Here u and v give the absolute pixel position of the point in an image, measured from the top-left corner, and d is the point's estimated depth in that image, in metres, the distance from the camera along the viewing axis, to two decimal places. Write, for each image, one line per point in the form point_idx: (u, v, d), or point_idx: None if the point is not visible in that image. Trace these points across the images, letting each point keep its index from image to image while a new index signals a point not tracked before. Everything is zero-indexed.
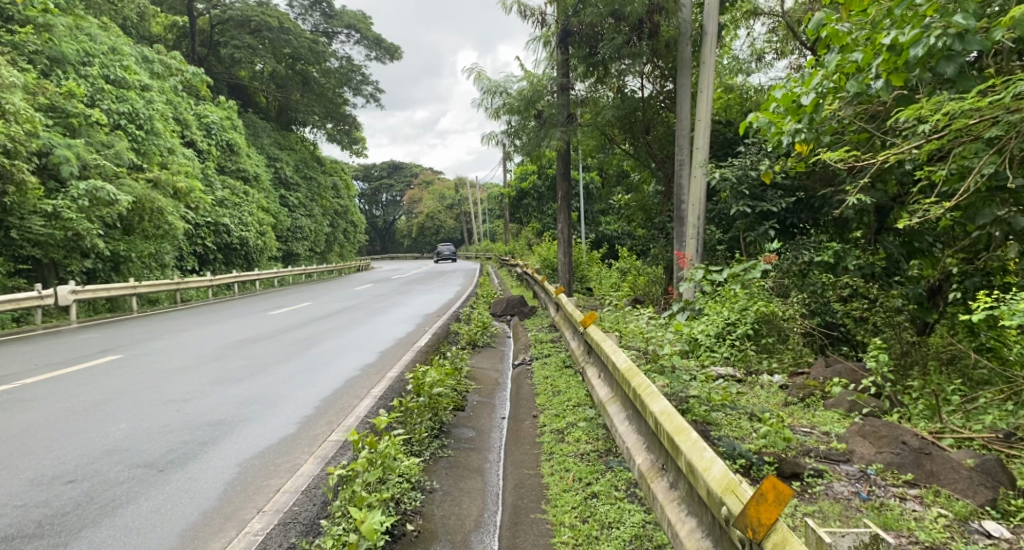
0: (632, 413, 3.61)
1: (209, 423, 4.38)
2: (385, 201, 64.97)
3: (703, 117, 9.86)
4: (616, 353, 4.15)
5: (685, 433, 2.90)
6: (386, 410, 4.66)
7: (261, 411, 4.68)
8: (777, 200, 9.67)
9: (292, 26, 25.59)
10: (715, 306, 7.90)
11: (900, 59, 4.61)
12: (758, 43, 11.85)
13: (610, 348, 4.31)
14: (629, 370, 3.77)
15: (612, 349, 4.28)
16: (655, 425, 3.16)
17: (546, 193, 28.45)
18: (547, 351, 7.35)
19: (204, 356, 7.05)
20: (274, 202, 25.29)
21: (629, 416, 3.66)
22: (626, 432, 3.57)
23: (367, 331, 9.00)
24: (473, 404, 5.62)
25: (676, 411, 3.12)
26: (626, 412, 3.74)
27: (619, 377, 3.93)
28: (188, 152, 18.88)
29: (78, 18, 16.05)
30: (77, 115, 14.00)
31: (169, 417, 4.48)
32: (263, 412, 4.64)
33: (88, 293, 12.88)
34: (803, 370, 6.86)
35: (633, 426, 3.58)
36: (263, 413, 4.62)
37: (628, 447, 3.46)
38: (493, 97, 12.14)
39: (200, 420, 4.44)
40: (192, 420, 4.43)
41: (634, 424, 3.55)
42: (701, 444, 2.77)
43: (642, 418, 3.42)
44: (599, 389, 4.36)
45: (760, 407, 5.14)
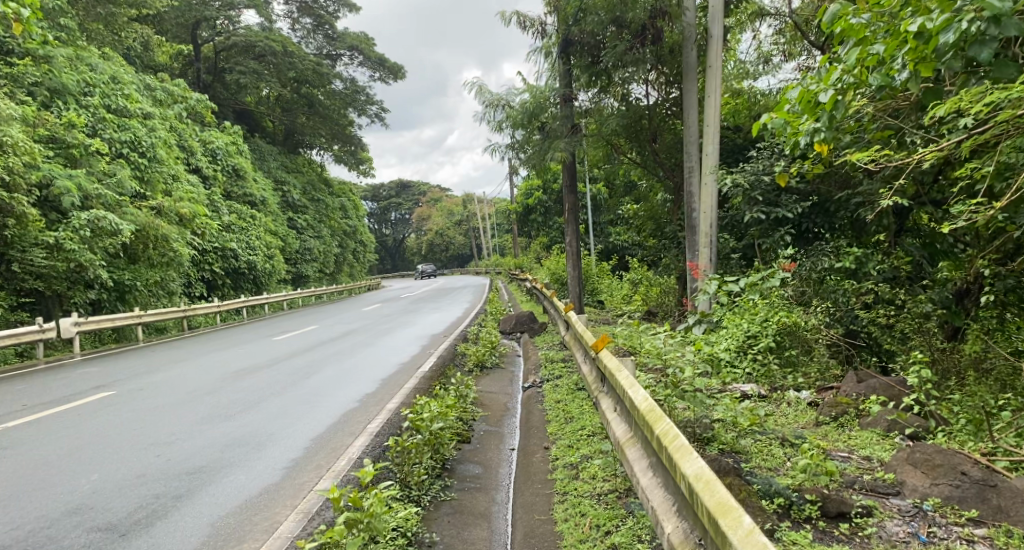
0: (657, 466, 3.04)
1: (187, 472, 4.04)
2: (394, 220, 64.90)
3: (711, 123, 9.54)
4: (635, 388, 3.60)
5: (733, 515, 2.30)
6: (382, 450, 4.29)
7: (248, 453, 4.35)
8: (793, 205, 9.26)
9: (295, 50, 25.55)
10: (733, 318, 7.46)
11: (929, 48, 4.20)
12: (764, 45, 11.48)
13: (628, 381, 3.78)
14: (652, 412, 3.20)
15: (630, 382, 3.74)
16: (688, 492, 2.58)
17: (553, 207, 28.14)
18: (558, 372, 6.96)
19: (200, 388, 6.73)
20: (282, 225, 25.14)
21: (653, 467, 3.11)
22: (650, 488, 3.02)
23: (372, 356, 8.65)
24: (479, 437, 5.20)
25: (715, 476, 2.53)
26: (648, 461, 3.19)
27: (638, 416, 3.41)
28: (193, 178, 18.75)
29: (79, 49, 15.98)
30: (77, 146, 13.83)
31: (145, 465, 4.16)
32: (250, 456, 4.30)
33: (91, 324, 12.62)
34: (831, 385, 6.48)
35: (658, 480, 3.02)
36: (249, 457, 4.28)
37: (653, 507, 2.91)
38: (495, 110, 11.84)
39: (179, 468, 4.11)
40: (169, 469, 4.10)
41: (661, 479, 2.99)
42: (757, 537, 2.16)
43: (669, 475, 2.86)
44: (616, 426, 3.82)
45: (791, 430, 4.72)
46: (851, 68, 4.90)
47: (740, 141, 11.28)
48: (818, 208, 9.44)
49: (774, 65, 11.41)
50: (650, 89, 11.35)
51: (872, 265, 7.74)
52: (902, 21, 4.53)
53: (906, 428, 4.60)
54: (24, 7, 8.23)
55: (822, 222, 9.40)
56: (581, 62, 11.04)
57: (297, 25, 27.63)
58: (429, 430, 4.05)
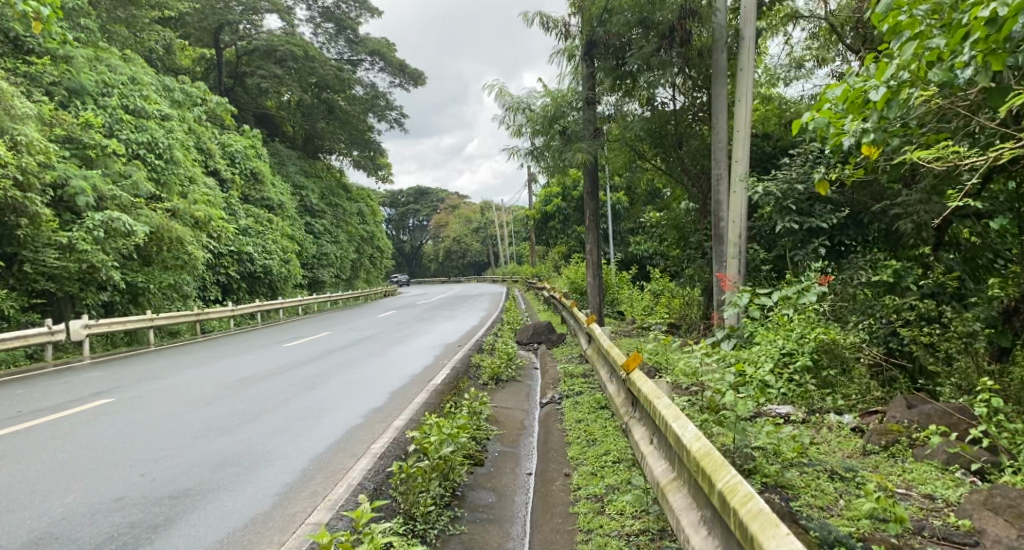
0: (716, 525, 2.55)
1: (170, 496, 3.71)
2: (412, 226, 64.71)
3: (742, 128, 9.07)
4: (681, 423, 3.12)
5: None
6: (384, 476, 3.92)
7: (237, 476, 3.99)
8: (827, 215, 8.76)
9: (316, 55, 25.42)
10: (767, 334, 6.97)
11: (1003, 35, 3.75)
12: (796, 50, 11.03)
13: (671, 413, 3.30)
14: (709, 458, 2.70)
15: (674, 415, 3.26)
16: None
17: (572, 215, 27.73)
18: (578, 388, 6.53)
19: (202, 398, 6.40)
20: (299, 229, 24.98)
21: (708, 524, 2.62)
22: None
23: (382, 366, 8.28)
24: (493, 460, 4.78)
25: None
26: (703, 515, 2.70)
27: (687, 458, 2.93)
28: (210, 181, 18.58)
29: (98, 49, 15.86)
30: (94, 147, 13.64)
31: (126, 487, 3.83)
32: (239, 479, 3.94)
33: (102, 327, 12.36)
34: (874, 408, 6.00)
35: (719, 544, 2.51)
36: (238, 481, 3.93)
37: None
38: (515, 113, 11.46)
39: (162, 491, 3.78)
40: (150, 492, 3.76)
41: (721, 543, 2.49)
42: None
43: (736, 543, 2.35)
44: (655, 464, 3.35)
45: (840, 462, 4.27)
46: (908, 63, 4.45)
47: (770, 149, 10.80)
48: (852, 218, 8.98)
49: (806, 71, 10.91)
50: (676, 94, 10.92)
51: (912, 279, 7.29)
52: (968, 11, 4.08)
53: (970, 462, 4.12)
54: (41, 4, 8.00)
55: (856, 234, 8.93)
56: (606, 64, 10.65)
57: (319, 30, 27.61)
58: (438, 455, 3.69)
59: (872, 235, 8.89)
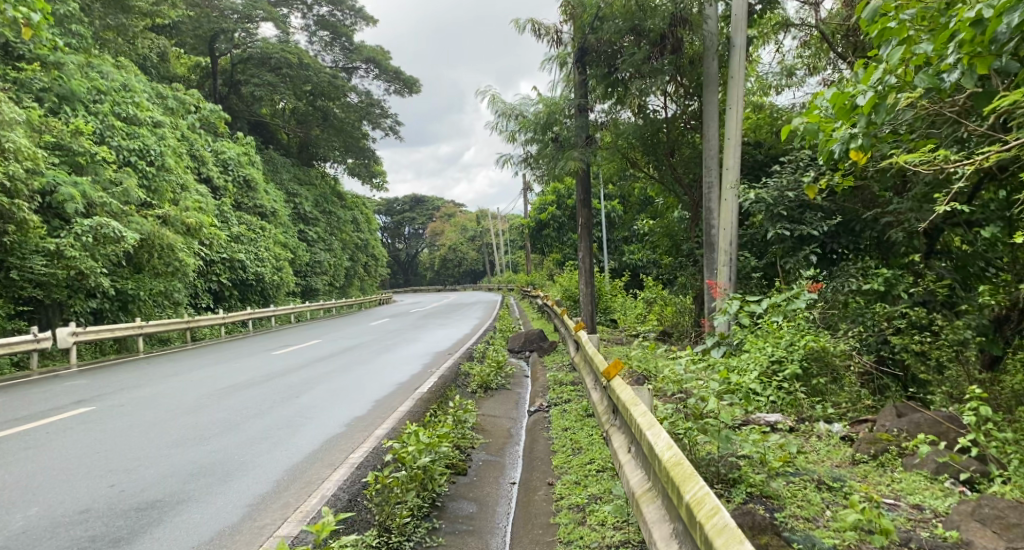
0: (686, 538, 2.47)
1: (136, 509, 3.62)
2: (407, 234, 64.60)
3: (733, 135, 9.03)
4: (655, 431, 3.05)
5: None
6: (360, 487, 3.84)
7: (208, 487, 3.91)
8: (818, 222, 8.75)
9: (311, 62, 25.36)
10: (756, 341, 6.93)
11: (987, 37, 3.72)
12: (788, 59, 10.99)
13: (647, 422, 3.22)
14: (680, 469, 2.62)
15: (649, 423, 3.18)
16: None
17: (567, 223, 27.68)
18: (566, 396, 6.45)
19: (184, 406, 6.31)
20: (292, 237, 24.88)
21: (679, 537, 2.54)
22: None
23: (369, 374, 8.19)
24: (476, 469, 4.69)
25: None
26: (674, 528, 2.62)
27: (659, 468, 2.84)
28: (203, 188, 18.46)
29: (90, 56, 15.77)
30: (84, 153, 13.49)
31: (92, 499, 3.74)
32: (209, 490, 3.86)
33: (89, 334, 12.16)
34: (864, 417, 5.95)
35: None
36: (209, 492, 3.84)
37: None
38: (507, 120, 11.37)
39: (128, 503, 3.69)
40: (117, 504, 3.68)
41: None
42: None
43: None
44: (632, 474, 3.27)
45: (828, 471, 4.21)
46: (894, 67, 4.45)
47: (762, 156, 10.81)
48: (844, 226, 8.94)
49: (798, 79, 10.92)
50: (668, 102, 10.94)
51: (903, 286, 7.25)
52: (954, 15, 4.06)
53: (959, 472, 4.04)
54: (33, 8, 7.93)
55: (848, 242, 8.88)
56: (597, 71, 10.64)
57: (314, 38, 27.65)
58: (415, 465, 3.64)
59: (864, 243, 8.85)
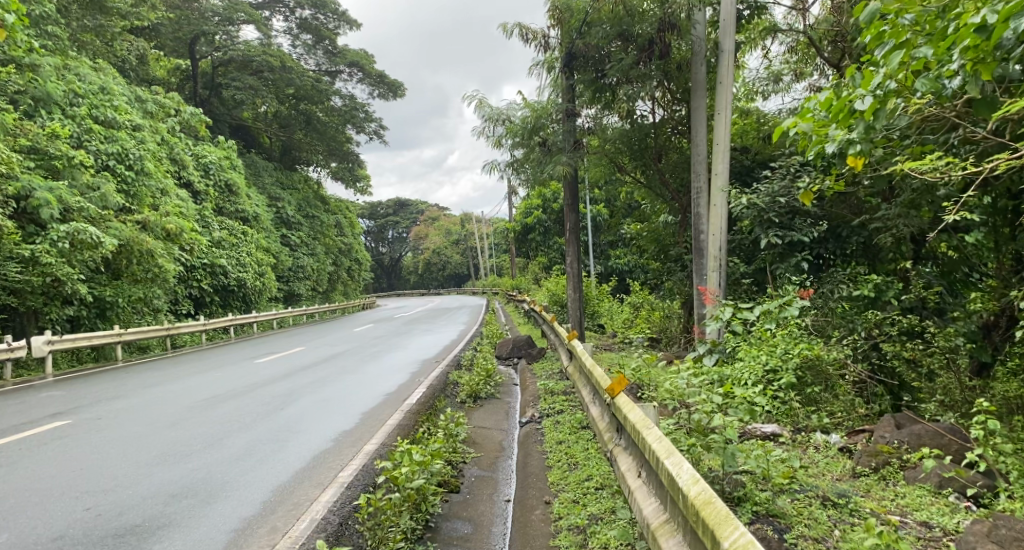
0: None
1: (115, 534, 3.44)
2: (391, 238, 64.19)
3: (722, 140, 8.97)
4: (675, 461, 2.93)
5: None
6: (351, 509, 3.68)
7: (191, 509, 3.73)
8: (808, 228, 8.72)
9: (293, 65, 25.05)
10: (749, 349, 6.85)
11: (992, 43, 3.68)
12: (775, 64, 10.97)
13: (663, 449, 3.10)
14: (712, 509, 2.49)
15: (666, 450, 3.06)
16: None
17: (552, 228, 27.61)
18: (559, 406, 6.33)
19: (165, 419, 6.08)
20: (275, 242, 24.54)
21: None
22: None
23: (356, 383, 7.99)
24: (470, 486, 4.55)
25: None
26: None
27: (683, 504, 2.72)
28: (183, 193, 18.11)
29: (66, 58, 15.38)
30: (60, 158, 13.11)
31: (67, 524, 3.55)
32: (193, 513, 3.67)
33: (65, 343, 11.80)
34: (860, 427, 5.94)
35: None
36: (192, 515, 3.66)
37: None
38: (495, 125, 11.22)
39: (107, 528, 3.51)
40: (93, 530, 3.48)
41: None
42: None
43: None
44: (645, 502, 3.15)
45: (831, 488, 4.19)
46: (895, 71, 4.41)
47: (750, 162, 10.76)
48: (831, 231, 8.94)
49: (785, 85, 10.92)
50: (656, 107, 10.89)
51: (893, 293, 7.24)
52: (956, 20, 4.03)
53: (965, 486, 4.08)
54: (9, 9, 7.64)
55: (835, 247, 8.90)
56: (585, 76, 10.59)
57: (297, 41, 27.35)
58: (408, 486, 3.48)
59: (851, 250, 8.87)
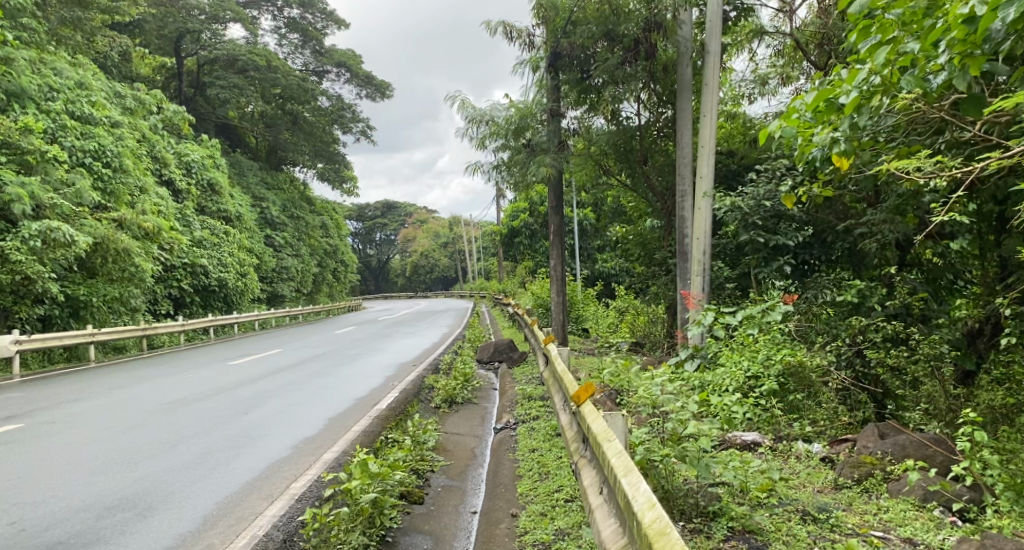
0: None
1: None
2: (378, 241, 63.77)
3: (707, 143, 8.83)
4: (632, 480, 2.73)
5: None
6: (297, 525, 3.49)
7: (123, 525, 3.51)
8: (793, 233, 8.60)
9: (279, 65, 24.72)
10: (731, 355, 6.70)
11: (979, 34, 3.55)
12: (762, 68, 10.85)
13: (622, 465, 2.91)
14: (665, 540, 2.27)
15: (625, 468, 2.87)
16: None
17: (539, 231, 27.47)
18: (535, 412, 6.13)
19: (121, 423, 5.84)
20: (258, 242, 24.18)
21: None
22: None
23: (327, 386, 7.77)
24: (434, 496, 4.35)
25: None
26: None
27: (639, 533, 2.50)
28: (163, 191, 17.70)
29: (42, 51, 14.92)
30: (33, 152, 12.63)
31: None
32: (125, 529, 3.46)
33: (34, 343, 11.34)
34: (844, 436, 5.80)
35: None
36: (124, 531, 3.44)
37: None
38: (478, 125, 10.98)
39: (32, 543, 3.30)
40: (13, 546, 3.26)
41: None
42: None
43: None
44: (604, 522, 2.95)
45: (813, 501, 4.05)
46: (880, 68, 4.31)
47: (736, 167, 10.63)
48: (816, 237, 8.83)
49: (771, 88, 10.78)
50: (641, 109, 10.71)
51: (877, 298, 7.08)
52: (942, 15, 3.92)
53: (951, 501, 3.96)
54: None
55: (820, 253, 8.78)
56: (570, 76, 10.41)
57: (284, 40, 27.03)
58: (361, 499, 3.33)
59: (836, 256, 8.76)
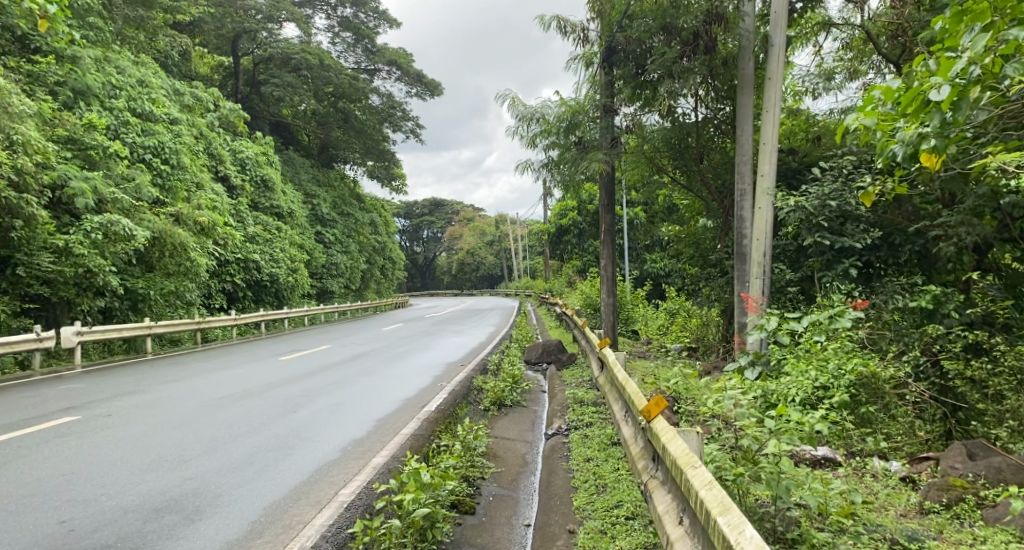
0: None
1: None
2: (425, 237, 64.29)
3: (769, 139, 8.39)
4: (731, 520, 2.48)
5: None
6: (345, 537, 3.37)
7: (171, 529, 3.46)
8: (860, 235, 8.04)
9: (332, 64, 24.98)
10: (797, 363, 6.28)
11: None
12: (827, 62, 10.31)
13: (716, 500, 2.65)
14: None
15: (720, 504, 2.61)
16: None
17: (587, 230, 27.07)
18: (587, 418, 5.87)
19: (174, 418, 5.86)
20: (309, 239, 24.53)
21: None
22: None
23: (375, 385, 7.66)
24: (486, 506, 4.19)
25: None
26: None
27: None
28: (218, 187, 18.03)
29: (106, 49, 15.35)
30: (96, 148, 12.98)
31: (34, 541, 3.31)
32: (172, 534, 3.41)
33: (95, 335, 11.63)
34: (926, 453, 5.37)
35: None
36: (171, 536, 3.39)
37: None
38: (529, 123, 10.80)
39: (77, 546, 3.27)
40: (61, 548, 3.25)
41: None
42: None
43: None
44: None
45: (899, 531, 3.70)
46: (979, 57, 3.90)
47: (796, 164, 10.01)
48: (884, 238, 8.18)
49: (837, 84, 10.20)
50: (699, 105, 10.27)
51: (954, 305, 6.40)
52: None
53: None
54: (47, 2, 7.44)
55: (887, 255, 8.12)
56: (625, 71, 10.08)
57: (337, 39, 27.38)
58: (412, 512, 3.19)
59: (904, 260, 8.09)
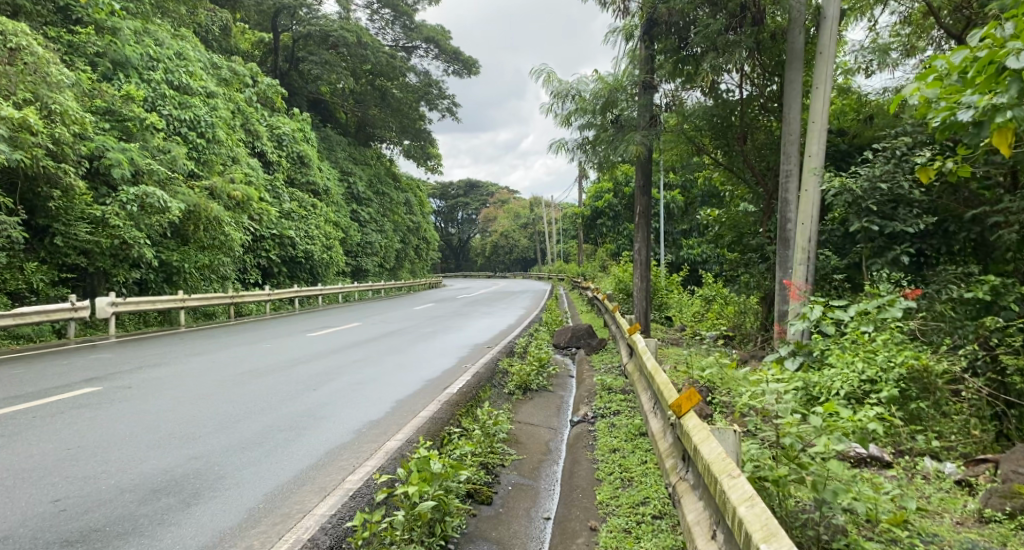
0: None
1: (66, 541, 3.05)
2: (460, 219, 64.27)
3: (819, 117, 7.87)
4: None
5: None
6: (345, 531, 3.17)
7: (164, 514, 3.32)
8: (913, 220, 7.44)
9: (370, 42, 24.79)
10: (842, 355, 5.86)
11: None
12: (882, 37, 9.66)
13: (758, 522, 2.35)
14: None
15: (763, 528, 2.32)
16: None
17: (623, 213, 26.49)
18: (615, 406, 5.59)
19: (193, 392, 5.79)
20: (344, 217, 24.54)
21: None
22: None
23: (398, 365, 7.49)
24: (504, 497, 3.96)
25: None
26: None
27: None
28: (254, 162, 18.06)
29: (146, 21, 15.42)
30: (134, 119, 13.04)
31: (23, 520, 3.20)
32: (164, 519, 3.26)
33: (129, 306, 11.72)
34: (983, 455, 4.89)
35: None
36: (163, 521, 3.25)
37: None
38: (564, 100, 10.44)
39: (65, 529, 3.15)
40: (48, 530, 3.13)
41: None
42: None
43: None
44: None
45: (956, 542, 3.35)
46: None
47: (846, 146, 9.48)
48: (938, 226, 7.67)
49: (893, 61, 9.57)
50: (744, 83, 9.76)
51: (1015, 297, 5.92)
52: None
53: None
54: None
55: (941, 243, 7.61)
56: (666, 45, 9.59)
57: (375, 16, 27.21)
58: (420, 504, 2.99)
59: (958, 249, 7.57)
